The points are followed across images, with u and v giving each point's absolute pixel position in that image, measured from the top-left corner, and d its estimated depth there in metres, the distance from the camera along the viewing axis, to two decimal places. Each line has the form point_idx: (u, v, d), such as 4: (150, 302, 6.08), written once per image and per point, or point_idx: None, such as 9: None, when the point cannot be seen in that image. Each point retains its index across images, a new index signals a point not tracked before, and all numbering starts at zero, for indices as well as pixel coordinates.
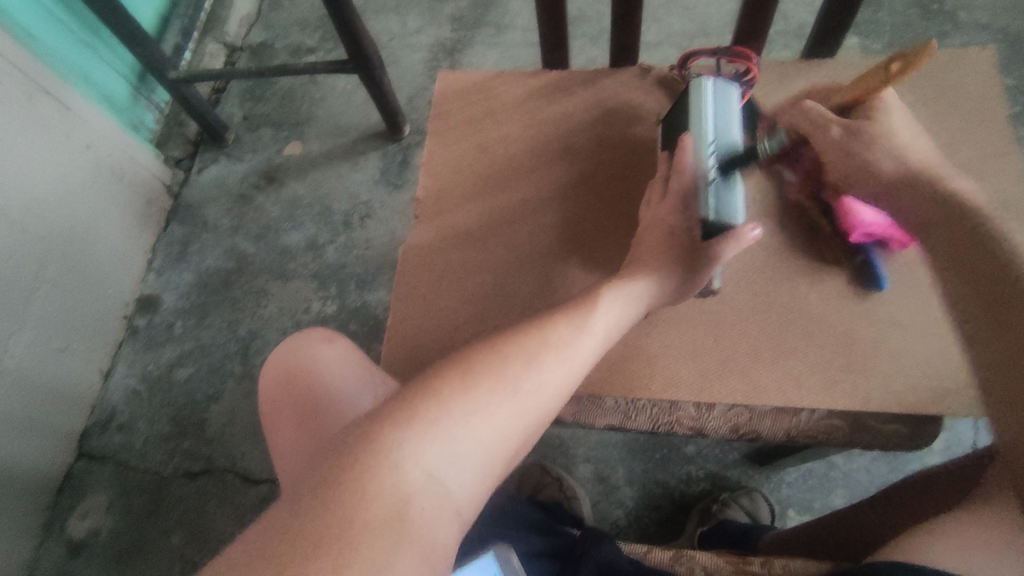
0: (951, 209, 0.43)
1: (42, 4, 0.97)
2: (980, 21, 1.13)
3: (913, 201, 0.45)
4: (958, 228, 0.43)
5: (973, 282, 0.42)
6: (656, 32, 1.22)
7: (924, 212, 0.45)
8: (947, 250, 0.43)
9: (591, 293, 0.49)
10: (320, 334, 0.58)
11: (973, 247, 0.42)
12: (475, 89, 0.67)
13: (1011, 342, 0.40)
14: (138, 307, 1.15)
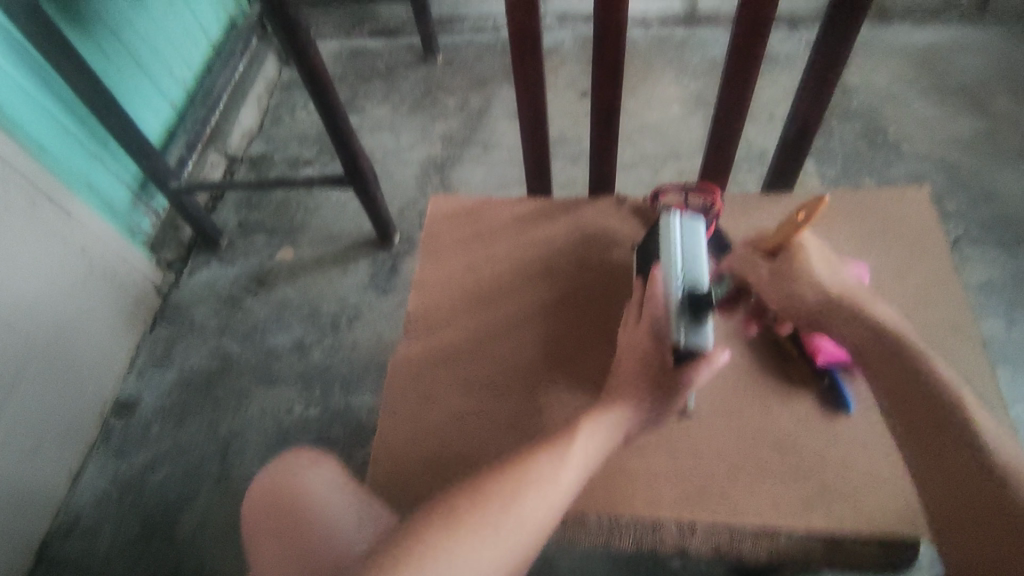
0: (890, 343, 0.50)
1: (56, 119, 1.03)
2: (921, 152, 1.26)
3: (856, 335, 0.52)
4: (897, 362, 0.49)
5: (910, 409, 0.48)
6: (631, 153, 1.33)
7: (867, 346, 0.51)
8: (891, 379, 0.49)
9: (572, 421, 0.51)
10: (307, 457, 0.58)
11: (911, 380, 0.48)
12: (465, 213, 0.73)
13: (952, 468, 0.45)
14: (115, 408, 1.12)
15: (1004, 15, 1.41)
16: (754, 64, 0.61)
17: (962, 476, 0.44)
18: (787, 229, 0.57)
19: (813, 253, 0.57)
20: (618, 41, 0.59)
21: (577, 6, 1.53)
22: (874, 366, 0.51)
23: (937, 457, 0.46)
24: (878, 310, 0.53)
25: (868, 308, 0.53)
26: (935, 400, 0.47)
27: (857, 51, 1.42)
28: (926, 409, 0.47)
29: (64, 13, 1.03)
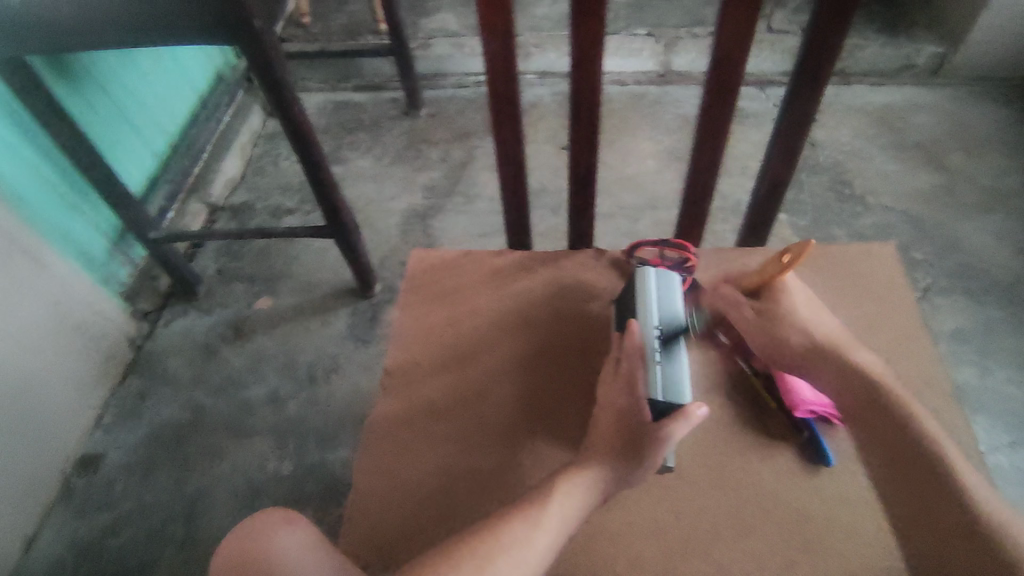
0: (875, 394, 0.52)
1: (37, 170, 1.03)
2: (887, 204, 1.30)
3: (841, 384, 0.54)
4: (882, 413, 0.51)
5: (896, 460, 0.49)
6: (609, 204, 1.36)
7: (852, 396, 0.53)
8: (877, 429, 0.51)
9: (549, 485, 0.50)
10: (281, 516, 0.54)
11: (896, 431, 0.50)
12: (445, 266, 0.73)
13: (937, 521, 0.46)
14: (79, 466, 1.08)
15: (957, 77, 1.49)
16: (724, 128, 0.63)
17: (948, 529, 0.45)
18: (773, 270, 0.59)
19: (796, 296, 0.58)
20: (594, 105, 0.61)
21: (556, 64, 1.59)
22: (863, 416, 0.52)
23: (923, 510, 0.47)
24: (862, 356, 0.55)
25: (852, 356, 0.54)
26: (920, 455, 0.48)
27: (822, 109, 1.49)
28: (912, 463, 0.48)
29: (52, 67, 1.04)
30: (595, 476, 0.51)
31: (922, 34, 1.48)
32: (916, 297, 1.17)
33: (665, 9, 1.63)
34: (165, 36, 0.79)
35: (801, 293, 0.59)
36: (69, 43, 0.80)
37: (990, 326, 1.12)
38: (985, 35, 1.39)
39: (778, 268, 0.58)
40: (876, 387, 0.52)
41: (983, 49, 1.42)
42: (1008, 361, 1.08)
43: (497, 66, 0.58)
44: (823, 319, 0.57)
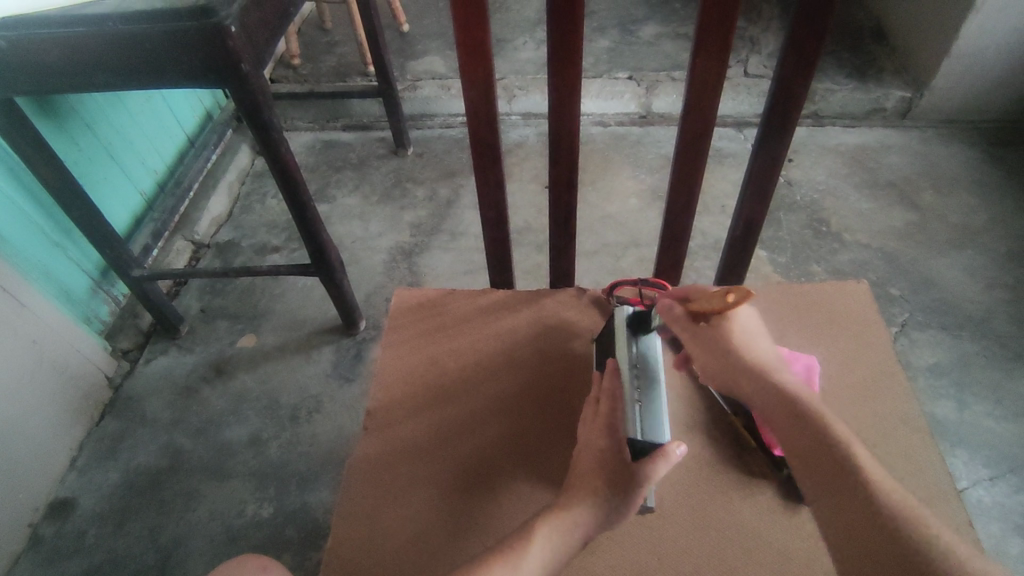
0: (813, 422, 0.52)
1: (20, 209, 1.03)
2: (864, 242, 1.34)
3: (781, 414, 0.53)
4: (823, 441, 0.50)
5: (810, 464, 0.50)
6: (593, 242, 1.38)
7: (792, 426, 0.52)
8: (815, 459, 0.50)
9: (528, 529, 0.50)
10: (255, 563, 0.54)
11: (832, 457, 0.49)
12: (428, 305, 0.74)
13: (870, 547, 0.45)
14: (49, 513, 1.05)
15: (925, 120, 1.55)
16: (698, 171, 0.65)
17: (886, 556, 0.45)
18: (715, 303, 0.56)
19: (736, 322, 0.58)
20: (572, 149, 0.62)
21: (540, 106, 1.63)
22: (785, 427, 0.53)
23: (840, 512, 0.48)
24: (798, 388, 0.54)
25: (789, 385, 0.54)
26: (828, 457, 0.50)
27: (797, 149, 1.54)
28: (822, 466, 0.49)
29: (40, 107, 1.05)
30: (575, 517, 0.51)
31: (891, 79, 1.54)
32: (895, 332, 1.19)
33: (645, 54, 1.69)
34: (154, 79, 0.81)
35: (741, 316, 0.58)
36: (58, 85, 0.82)
37: (968, 361, 1.14)
38: (950, 80, 1.46)
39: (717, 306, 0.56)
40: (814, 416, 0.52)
41: (949, 93, 1.49)
42: (986, 396, 1.10)
43: (478, 113, 0.60)
44: (757, 342, 0.57)
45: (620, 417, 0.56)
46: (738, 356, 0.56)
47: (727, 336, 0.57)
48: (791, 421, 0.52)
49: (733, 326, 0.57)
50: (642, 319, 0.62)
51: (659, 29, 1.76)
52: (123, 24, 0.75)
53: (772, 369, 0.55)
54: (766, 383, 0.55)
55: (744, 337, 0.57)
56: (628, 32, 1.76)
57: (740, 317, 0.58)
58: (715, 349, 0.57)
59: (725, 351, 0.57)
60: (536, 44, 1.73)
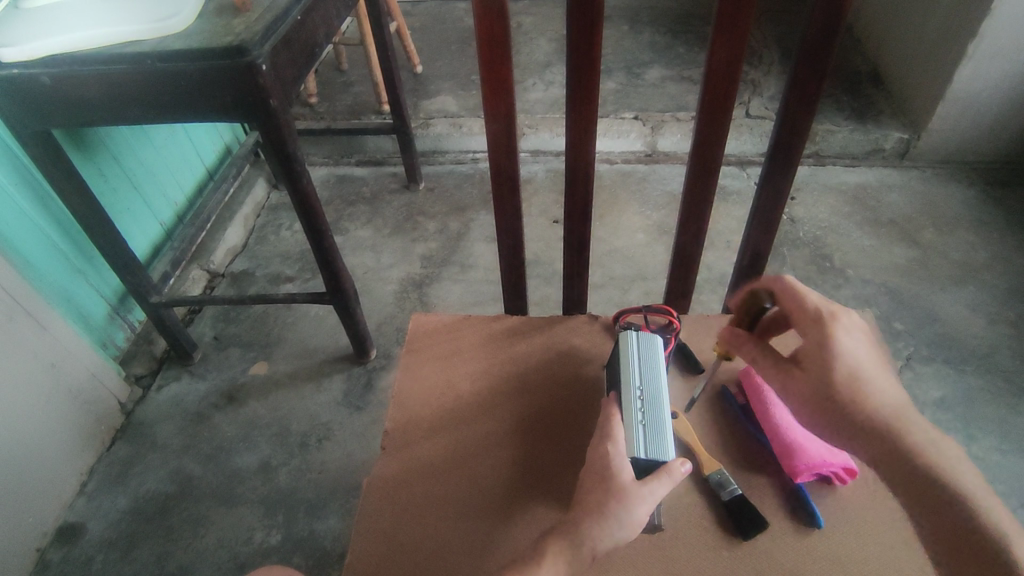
0: (913, 456, 0.46)
1: (47, 235, 1.06)
2: (866, 277, 1.36)
3: (884, 456, 0.47)
4: (940, 502, 0.44)
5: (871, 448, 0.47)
6: (602, 274, 1.41)
7: (887, 465, 0.47)
8: (945, 532, 0.44)
9: (541, 546, 0.51)
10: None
11: (964, 534, 0.43)
12: (445, 330, 0.75)
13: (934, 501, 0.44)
14: (57, 538, 1.04)
15: (923, 161, 1.60)
16: (707, 203, 0.68)
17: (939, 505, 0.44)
18: (815, 342, 0.50)
19: (846, 349, 0.49)
20: (587, 180, 0.65)
21: (548, 144, 1.69)
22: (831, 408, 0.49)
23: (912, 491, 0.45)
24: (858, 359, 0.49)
25: (895, 403, 0.48)
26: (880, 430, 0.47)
27: (799, 188, 1.58)
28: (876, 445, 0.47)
29: (71, 139, 1.10)
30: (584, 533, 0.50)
31: (889, 121, 1.60)
32: (900, 366, 1.20)
33: (651, 95, 1.75)
34: (187, 112, 0.85)
35: (852, 341, 0.50)
36: (94, 117, 0.86)
37: (973, 396, 1.15)
38: (945, 122, 1.51)
39: (820, 346, 0.50)
40: (927, 466, 0.45)
41: (945, 135, 1.54)
42: (993, 431, 1.10)
43: (499, 145, 0.63)
44: (868, 365, 0.49)
45: (623, 438, 0.56)
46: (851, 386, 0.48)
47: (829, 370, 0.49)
48: (898, 469, 0.46)
49: (840, 358, 0.49)
50: (646, 343, 0.64)
51: (664, 72, 1.83)
52: (161, 62, 0.79)
53: (862, 378, 0.49)
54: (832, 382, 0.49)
55: (861, 360, 0.49)
56: (633, 75, 1.83)
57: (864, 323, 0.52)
58: (816, 386, 0.50)
59: (833, 378, 0.49)
60: (545, 85, 1.80)
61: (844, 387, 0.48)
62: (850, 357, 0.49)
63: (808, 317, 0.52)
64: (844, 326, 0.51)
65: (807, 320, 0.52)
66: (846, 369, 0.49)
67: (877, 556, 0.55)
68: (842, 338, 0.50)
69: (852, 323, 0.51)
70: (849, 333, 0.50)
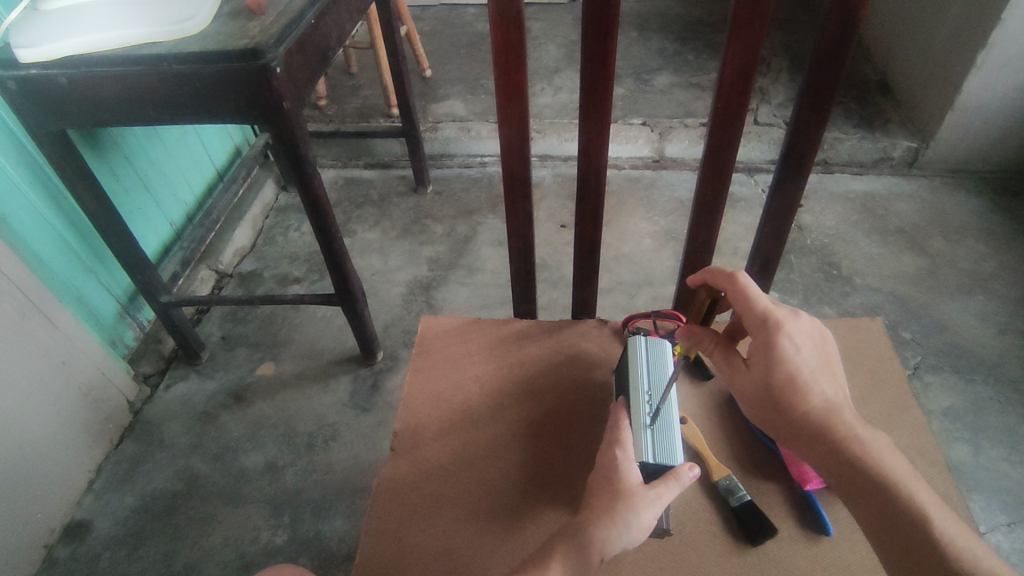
0: (846, 454, 0.49)
1: (59, 234, 1.07)
2: (874, 285, 1.36)
3: (823, 452, 0.50)
4: (873, 496, 0.47)
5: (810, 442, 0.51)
6: (609, 279, 1.41)
7: (826, 460, 0.50)
8: (878, 522, 0.47)
9: (549, 549, 0.51)
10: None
11: (892, 523, 0.46)
12: (456, 333, 0.76)
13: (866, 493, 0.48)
14: (65, 535, 1.05)
15: (931, 169, 1.60)
16: (717, 209, 0.68)
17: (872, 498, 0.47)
18: (762, 345, 0.53)
19: (789, 352, 0.52)
20: (598, 185, 0.66)
21: (556, 148, 1.69)
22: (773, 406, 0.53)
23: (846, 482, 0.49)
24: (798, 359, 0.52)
25: (834, 403, 0.51)
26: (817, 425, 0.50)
27: (807, 195, 1.58)
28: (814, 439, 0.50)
29: (85, 139, 1.11)
30: (592, 537, 0.50)
31: (898, 129, 1.60)
32: (908, 375, 1.20)
33: (659, 101, 1.76)
34: (201, 113, 0.86)
35: (795, 343, 0.53)
36: (110, 118, 0.86)
37: (982, 406, 1.14)
38: (954, 131, 1.51)
39: (766, 349, 0.53)
40: (860, 464, 0.48)
41: (954, 144, 1.53)
42: (1002, 440, 1.10)
43: (511, 149, 0.63)
44: (810, 365, 0.52)
45: (632, 442, 0.56)
46: (792, 386, 0.51)
47: (773, 372, 0.52)
48: (835, 467, 0.49)
49: (783, 361, 0.52)
50: (655, 348, 0.64)
51: (672, 79, 1.84)
52: (176, 64, 0.80)
53: (801, 377, 0.52)
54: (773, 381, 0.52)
55: (802, 363, 0.52)
56: (641, 81, 1.84)
57: (810, 326, 0.54)
58: (761, 384, 0.53)
59: (776, 378, 0.52)
60: (553, 90, 1.81)
61: (785, 386, 0.52)
62: (792, 360, 0.52)
63: (759, 319, 0.54)
64: (789, 330, 0.53)
65: (756, 322, 0.54)
66: (787, 369, 0.52)
67: None
68: (787, 342, 0.52)
69: (798, 326, 0.54)
70: (794, 336, 0.53)
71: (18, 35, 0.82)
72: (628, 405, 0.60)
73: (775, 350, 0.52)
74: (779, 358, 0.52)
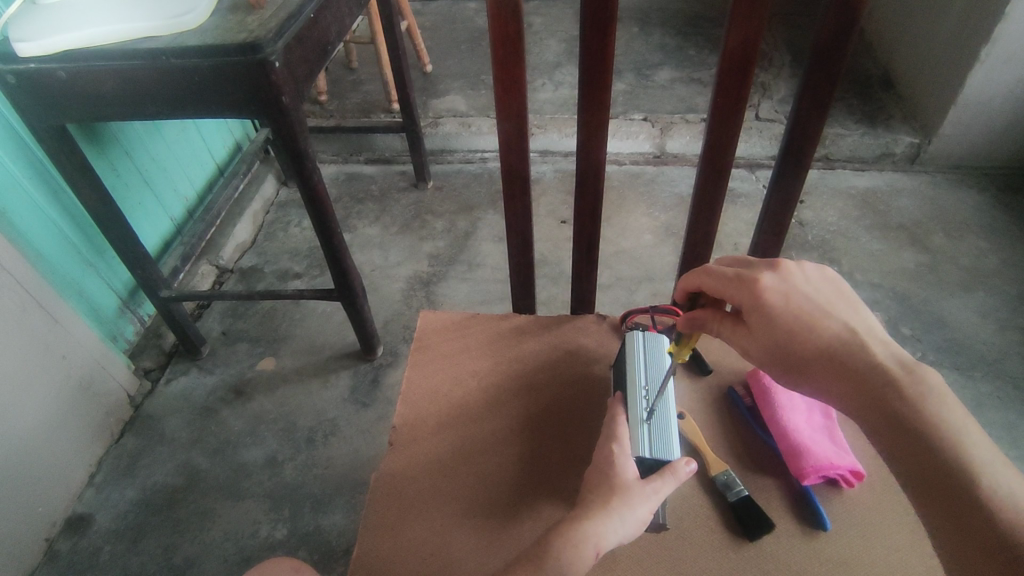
0: (888, 397, 0.45)
1: (59, 229, 1.07)
2: (875, 281, 1.36)
3: (860, 397, 0.46)
4: (916, 441, 0.43)
5: (841, 371, 0.47)
6: (609, 275, 1.41)
7: (863, 405, 0.46)
8: (920, 469, 0.42)
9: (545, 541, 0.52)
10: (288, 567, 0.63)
11: (937, 470, 0.42)
12: (455, 327, 0.76)
13: (895, 425, 0.44)
14: (66, 529, 1.05)
15: (933, 165, 1.59)
16: (716, 205, 0.68)
17: (899, 426, 0.44)
18: (750, 298, 0.52)
19: (776, 294, 0.51)
20: (597, 180, 0.66)
21: (557, 144, 1.69)
22: (787, 349, 0.50)
23: (879, 416, 0.45)
24: (799, 298, 0.51)
25: (868, 346, 0.47)
26: (848, 357, 0.47)
27: (808, 191, 1.58)
28: (844, 369, 0.47)
29: (86, 134, 1.11)
30: (588, 530, 0.50)
31: (899, 125, 1.59)
32: None
33: (660, 97, 1.75)
34: (200, 108, 0.86)
35: (783, 283, 0.52)
36: (110, 113, 0.86)
37: (982, 402, 1.14)
38: (956, 127, 1.50)
39: (755, 301, 0.52)
40: (897, 401, 0.44)
41: (957, 140, 1.53)
42: (1001, 437, 1.09)
43: (510, 144, 0.63)
44: (813, 302, 0.50)
45: (629, 438, 0.57)
46: (799, 327, 0.50)
47: (772, 320, 0.51)
48: (860, 396, 0.46)
49: (774, 305, 0.51)
50: (652, 342, 0.64)
51: (673, 74, 1.83)
52: (176, 58, 0.80)
53: (815, 314, 0.50)
54: (779, 325, 0.51)
55: (800, 300, 0.50)
56: (642, 76, 1.83)
57: (802, 269, 0.53)
58: (768, 344, 0.52)
59: (776, 332, 0.51)
60: (554, 86, 1.80)
61: (797, 324, 0.50)
62: (778, 308, 0.51)
63: (737, 279, 0.54)
64: (770, 280, 0.52)
65: (736, 282, 0.54)
66: (786, 311, 0.50)
67: (884, 558, 0.55)
68: (769, 284, 0.52)
69: (783, 273, 0.52)
70: (775, 285, 0.52)
71: (17, 28, 0.82)
72: (625, 400, 0.60)
73: (762, 295, 0.51)
74: (769, 302, 0.51)
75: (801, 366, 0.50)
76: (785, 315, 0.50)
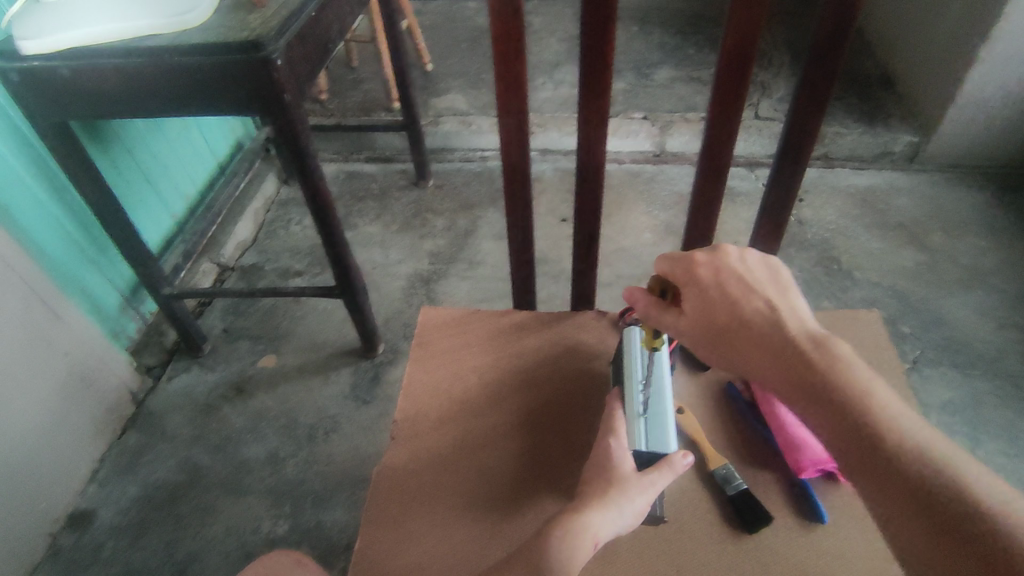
0: (811, 374, 0.46)
1: (61, 225, 1.07)
2: (873, 279, 1.36)
3: (784, 374, 0.47)
4: (846, 416, 0.44)
5: (773, 353, 0.48)
6: (610, 274, 1.41)
7: (795, 384, 0.47)
8: (849, 442, 0.43)
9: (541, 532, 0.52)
10: (291, 558, 0.64)
11: (867, 445, 0.42)
12: (455, 324, 0.76)
13: (828, 402, 0.45)
14: (68, 524, 1.06)
15: (932, 164, 1.60)
16: (715, 201, 0.68)
17: (831, 405, 0.44)
18: (686, 269, 0.53)
19: (716, 271, 0.52)
20: (597, 179, 0.66)
21: (557, 142, 1.70)
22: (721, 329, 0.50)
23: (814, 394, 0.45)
24: (740, 281, 0.51)
25: (792, 326, 0.48)
26: (775, 339, 0.48)
27: (808, 189, 1.58)
28: (774, 352, 0.48)
29: (88, 131, 1.11)
30: (585, 523, 0.50)
31: (899, 124, 1.59)
32: (907, 369, 1.20)
33: (660, 96, 1.76)
34: (202, 105, 0.86)
35: (729, 263, 0.52)
36: (112, 110, 0.87)
37: (979, 399, 1.15)
38: (955, 126, 1.50)
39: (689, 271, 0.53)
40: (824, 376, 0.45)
41: (956, 139, 1.53)
42: (1000, 434, 1.10)
43: (510, 141, 0.64)
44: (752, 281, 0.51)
45: (626, 432, 0.57)
46: (736, 304, 0.50)
47: (709, 295, 0.51)
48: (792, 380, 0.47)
49: (711, 280, 0.52)
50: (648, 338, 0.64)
51: (673, 73, 1.83)
52: (178, 56, 0.81)
53: (752, 294, 0.50)
54: (717, 299, 0.51)
55: (741, 280, 0.51)
56: (642, 75, 1.83)
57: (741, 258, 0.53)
58: (699, 329, 0.52)
59: (710, 312, 0.51)
60: (554, 84, 1.81)
61: (734, 302, 0.50)
62: (714, 287, 0.51)
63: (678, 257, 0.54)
64: (708, 260, 0.53)
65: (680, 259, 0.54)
66: (726, 289, 0.51)
67: (883, 552, 0.56)
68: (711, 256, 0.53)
69: (723, 257, 0.53)
70: (712, 265, 0.52)
71: (21, 27, 0.82)
72: (622, 395, 0.61)
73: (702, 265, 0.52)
74: (707, 274, 0.52)
75: (738, 354, 0.50)
76: (724, 290, 0.51)
